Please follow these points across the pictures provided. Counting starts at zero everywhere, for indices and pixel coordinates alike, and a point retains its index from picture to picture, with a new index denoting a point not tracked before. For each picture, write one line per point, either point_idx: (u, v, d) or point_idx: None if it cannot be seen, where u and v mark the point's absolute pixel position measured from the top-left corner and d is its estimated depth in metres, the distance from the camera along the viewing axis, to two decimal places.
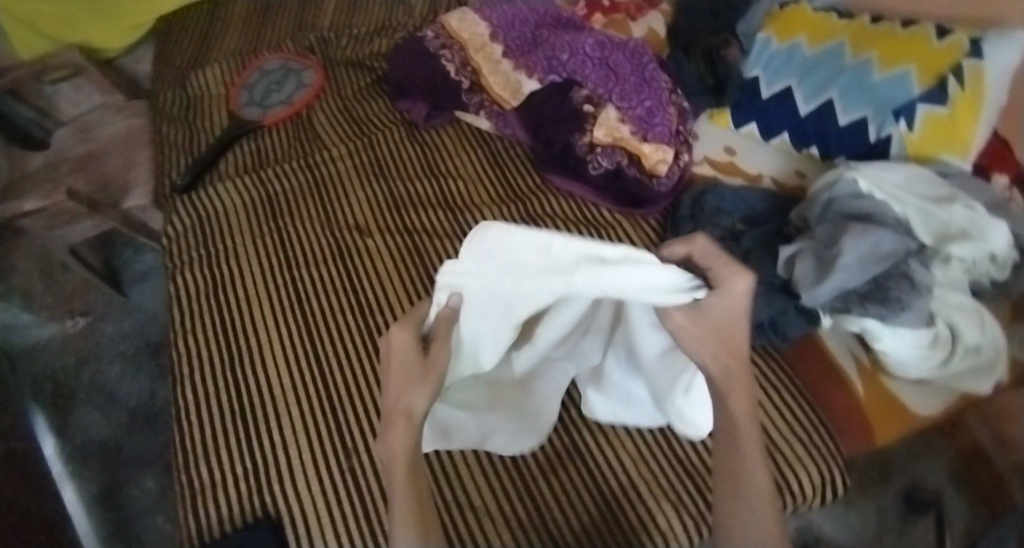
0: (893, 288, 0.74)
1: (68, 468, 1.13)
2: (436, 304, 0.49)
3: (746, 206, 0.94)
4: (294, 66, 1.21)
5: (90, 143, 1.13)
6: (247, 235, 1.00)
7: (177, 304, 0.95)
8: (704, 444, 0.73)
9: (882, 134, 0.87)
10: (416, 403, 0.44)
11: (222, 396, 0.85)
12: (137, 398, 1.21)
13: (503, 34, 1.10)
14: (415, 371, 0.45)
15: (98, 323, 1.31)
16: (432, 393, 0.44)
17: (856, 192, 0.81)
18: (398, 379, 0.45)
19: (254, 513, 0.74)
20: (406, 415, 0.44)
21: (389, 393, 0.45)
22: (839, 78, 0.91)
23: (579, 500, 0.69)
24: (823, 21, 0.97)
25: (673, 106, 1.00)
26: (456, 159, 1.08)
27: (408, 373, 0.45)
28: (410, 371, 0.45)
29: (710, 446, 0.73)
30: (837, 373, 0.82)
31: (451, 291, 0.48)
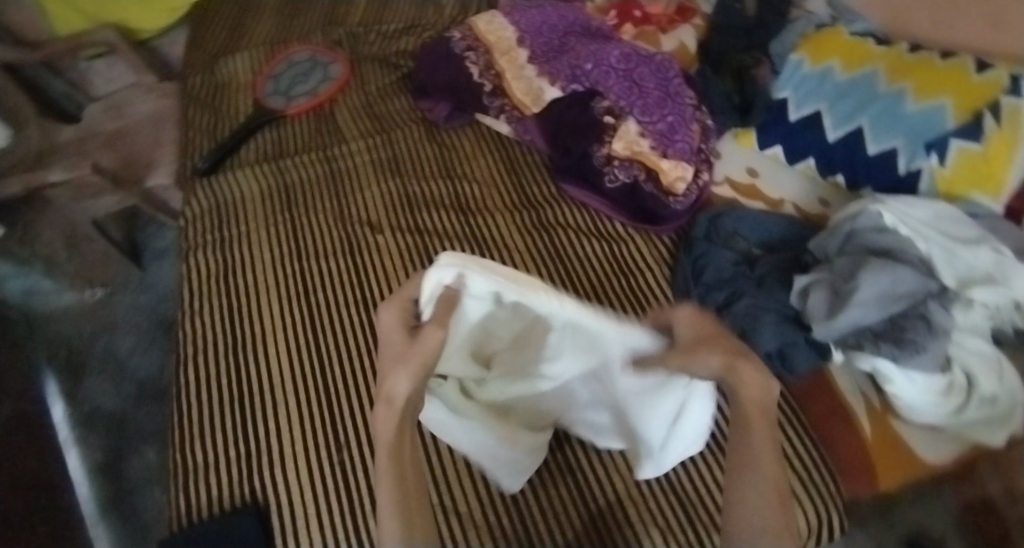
0: (908, 328, 0.71)
1: (74, 434, 1.15)
2: (438, 283, 0.50)
3: (766, 231, 0.91)
4: (322, 59, 1.21)
5: (121, 120, 1.16)
6: (261, 223, 1.01)
7: (187, 285, 0.96)
8: (699, 471, 0.71)
9: (912, 167, 0.84)
10: (397, 388, 0.41)
11: (222, 380, 0.86)
12: (147, 372, 1.23)
13: (530, 39, 1.09)
14: (402, 354, 0.42)
15: (115, 296, 1.33)
16: (415, 377, 0.41)
17: (880, 225, 0.79)
18: (384, 360, 0.43)
19: (243, 498, 0.75)
20: (387, 400, 0.41)
21: (379, 373, 0.43)
22: (870, 107, 0.88)
23: (564, 519, 0.68)
24: (859, 45, 0.95)
25: (697, 123, 0.99)
26: (472, 161, 1.07)
27: (395, 356, 0.42)
28: (398, 351, 0.42)
29: (705, 475, 0.71)
30: (845, 412, 0.79)
31: (456, 274, 0.51)
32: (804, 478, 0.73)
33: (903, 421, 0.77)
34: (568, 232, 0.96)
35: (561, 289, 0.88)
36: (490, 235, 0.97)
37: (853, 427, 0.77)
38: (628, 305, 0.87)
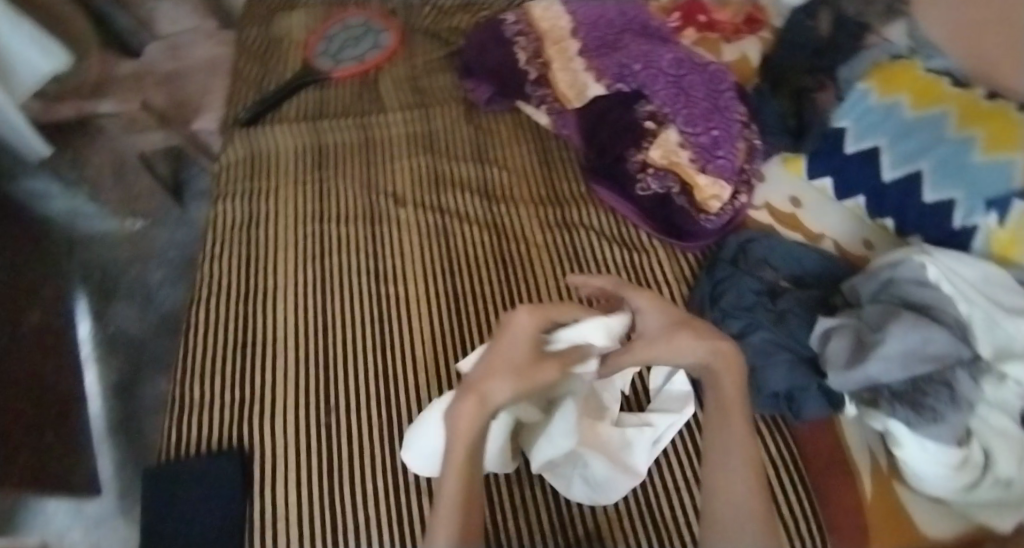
0: (930, 394, 0.67)
1: (96, 352, 1.21)
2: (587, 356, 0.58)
3: (798, 264, 0.87)
4: (375, 26, 1.23)
5: (178, 62, 1.20)
6: (290, 180, 1.03)
7: (211, 229, 0.98)
8: (681, 500, 0.69)
9: (968, 223, 0.77)
10: (493, 391, 0.49)
11: (228, 326, 0.89)
12: (171, 304, 1.28)
13: (584, 31, 1.07)
14: (508, 367, 0.51)
15: (153, 229, 1.39)
16: (514, 388, 0.50)
17: (921, 278, 0.74)
18: (499, 363, 0.51)
19: (228, 443, 0.77)
20: (481, 398, 0.49)
21: (478, 372, 0.51)
22: (933, 151, 0.82)
23: (532, 522, 0.67)
24: (935, 83, 0.87)
25: (743, 141, 0.94)
26: (506, 148, 1.06)
27: (505, 363, 0.51)
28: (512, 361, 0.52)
29: (690, 507, 0.68)
30: (848, 467, 0.74)
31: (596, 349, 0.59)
32: (788, 523, 0.70)
33: (908, 489, 0.72)
34: (590, 234, 0.94)
35: (572, 291, 0.87)
36: (510, 225, 0.96)
37: (852, 486, 0.73)
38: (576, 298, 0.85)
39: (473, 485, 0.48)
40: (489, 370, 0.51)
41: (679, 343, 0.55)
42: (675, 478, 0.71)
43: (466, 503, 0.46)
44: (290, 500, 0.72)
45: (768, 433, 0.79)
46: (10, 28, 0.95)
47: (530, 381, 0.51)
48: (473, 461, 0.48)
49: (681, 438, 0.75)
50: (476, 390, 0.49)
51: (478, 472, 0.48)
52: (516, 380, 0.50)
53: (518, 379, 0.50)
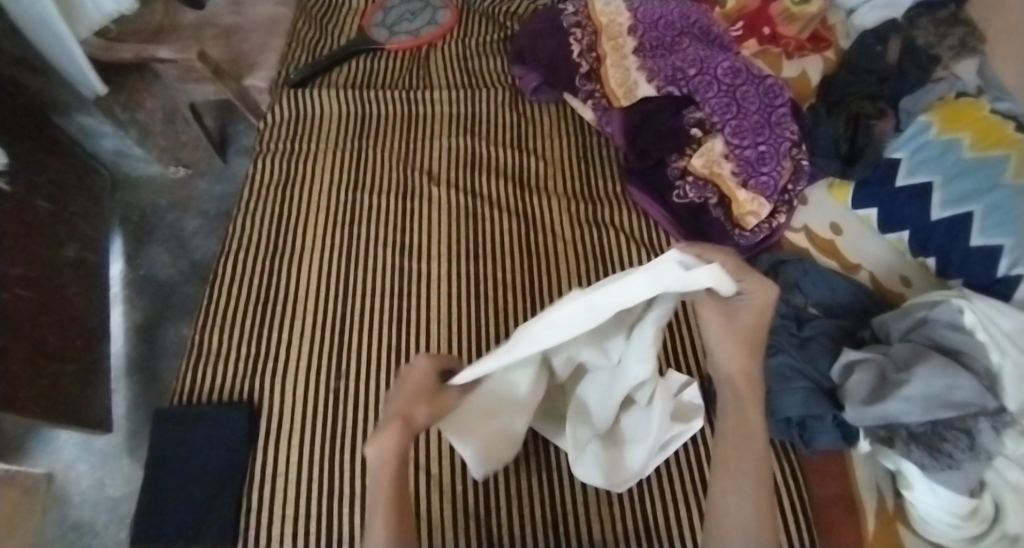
0: (948, 441, 0.65)
1: (125, 291, 1.29)
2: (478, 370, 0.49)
3: (830, 294, 0.84)
4: (434, 3, 1.23)
5: (239, 16, 1.22)
6: (330, 145, 1.04)
7: (249, 183, 1.00)
8: (673, 512, 0.73)
9: (1012, 272, 0.74)
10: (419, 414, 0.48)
11: (254, 280, 0.91)
12: (203, 254, 1.34)
13: (643, 29, 1.02)
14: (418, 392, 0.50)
15: (195, 178, 1.43)
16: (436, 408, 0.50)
17: (957, 324, 0.73)
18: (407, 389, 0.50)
19: (241, 393, 0.81)
20: (405, 420, 0.48)
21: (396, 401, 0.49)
22: (988, 195, 0.79)
23: (526, 510, 0.73)
24: (999, 126, 0.84)
25: (789, 160, 0.90)
26: (547, 140, 1.05)
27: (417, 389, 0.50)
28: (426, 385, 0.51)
29: (685, 520, 0.72)
30: (851, 501, 0.74)
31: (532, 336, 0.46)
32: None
33: (913, 534, 0.70)
34: (618, 234, 0.93)
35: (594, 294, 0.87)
36: (540, 216, 0.96)
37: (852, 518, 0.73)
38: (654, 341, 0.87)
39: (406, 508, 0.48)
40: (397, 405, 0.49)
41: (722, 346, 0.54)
42: (660, 484, 0.74)
43: (399, 503, 0.47)
44: (293, 457, 0.76)
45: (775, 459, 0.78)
46: None
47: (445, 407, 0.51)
48: (402, 472, 0.48)
49: (686, 451, 0.77)
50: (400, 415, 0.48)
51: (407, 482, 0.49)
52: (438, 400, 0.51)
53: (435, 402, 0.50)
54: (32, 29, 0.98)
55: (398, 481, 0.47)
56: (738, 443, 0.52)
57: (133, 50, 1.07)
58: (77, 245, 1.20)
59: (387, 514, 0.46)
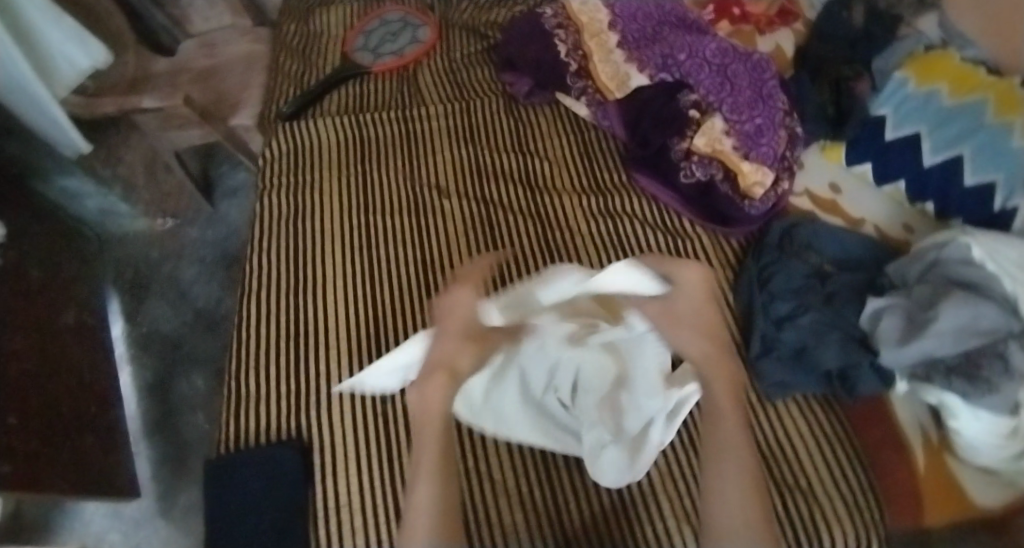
0: (984, 367, 0.68)
1: (129, 351, 1.26)
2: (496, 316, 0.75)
3: (841, 249, 0.88)
4: (413, 21, 1.24)
5: (216, 58, 1.22)
6: (334, 172, 1.03)
7: (258, 221, 0.98)
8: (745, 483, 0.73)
9: (1009, 205, 0.79)
10: (461, 365, 0.60)
11: (282, 317, 0.89)
12: (205, 301, 1.31)
13: (622, 24, 1.07)
14: (462, 338, 0.62)
15: (185, 228, 1.40)
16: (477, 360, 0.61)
17: (966, 258, 0.76)
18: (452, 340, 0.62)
19: (289, 431, 0.79)
20: (449, 372, 0.59)
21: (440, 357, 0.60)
22: (973, 136, 0.84)
23: (596, 500, 0.72)
24: (971, 71, 0.90)
25: (784, 129, 0.95)
26: (547, 140, 1.07)
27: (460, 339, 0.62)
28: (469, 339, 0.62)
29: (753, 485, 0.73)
30: (899, 440, 0.77)
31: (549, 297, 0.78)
32: (848, 499, 0.72)
33: (962, 461, 0.75)
34: (633, 221, 0.96)
35: None
36: (554, 214, 0.98)
37: (905, 457, 0.76)
38: None
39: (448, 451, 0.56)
40: (441, 337, 0.63)
41: (680, 336, 0.63)
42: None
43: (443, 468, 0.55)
44: (354, 486, 0.75)
45: (824, 414, 0.80)
46: (54, 25, 0.97)
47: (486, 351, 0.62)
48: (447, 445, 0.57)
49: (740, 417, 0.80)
50: (444, 368, 0.59)
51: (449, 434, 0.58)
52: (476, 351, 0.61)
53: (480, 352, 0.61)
54: (10, 92, 0.96)
55: (442, 440, 0.56)
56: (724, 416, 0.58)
57: (116, 103, 1.05)
58: (76, 311, 1.15)
59: (435, 478, 0.54)
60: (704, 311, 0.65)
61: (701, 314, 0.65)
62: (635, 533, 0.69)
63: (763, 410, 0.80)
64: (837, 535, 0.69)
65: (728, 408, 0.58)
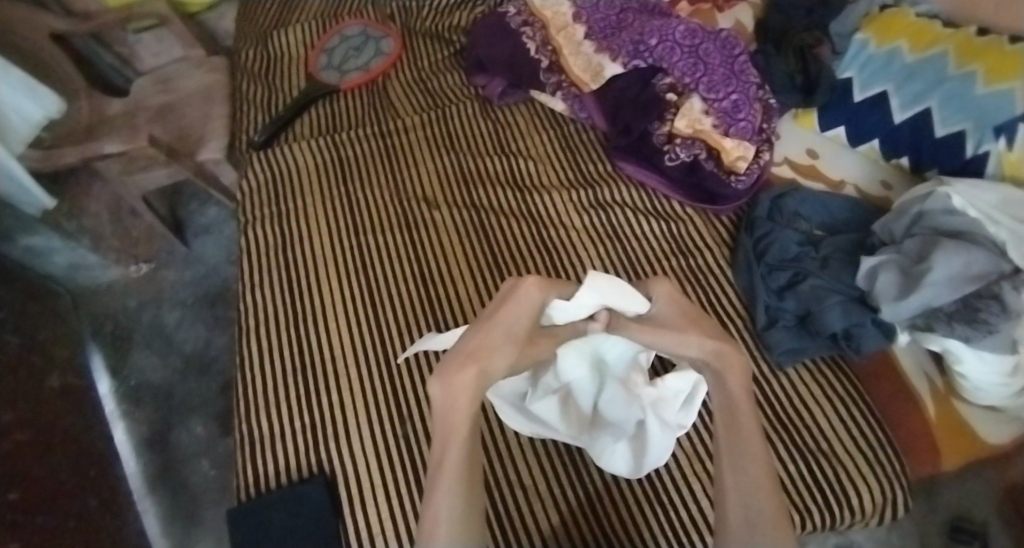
0: (983, 309, 0.70)
1: (121, 407, 1.21)
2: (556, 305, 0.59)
3: (828, 214, 0.91)
4: (373, 33, 1.23)
5: (172, 94, 1.18)
6: (317, 196, 1.02)
7: (246, 255, 0.96)
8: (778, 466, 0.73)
9: (979, 151, 0.82)
10: (495, 362, 0.51)
11: (285, 349, 0.86)
12: (193, 345, 1.27)
13: (586, 14, 1.08)
14: (506, 336, 0.53)
15: (160, 271, 1.36)
16: (509, 359, 0.52)
17: (949, 207, 0.78)
18: (495, 334, 0.53)
19: (309, 468, 0.76)
20: (478, 371, 0.50)
21: (473, 346, 0.52)
22: (939, 89, 0.87)
23: (629, 493, 0.72)
24: (928, 27, 0.93)
25: (759, 102, 0.98)
26: (527, 139, 1.08)
27: (504, 335, 0.53)
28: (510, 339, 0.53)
29: (782, 456, 0.74)
30: (908, 391, 0.80)
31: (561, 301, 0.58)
32: (869, 456, 0.73)
33: (968, 403, 0.78)
34: (624, 209, 0.97)
35: (621, 271, 0.89)
36: (547, 212, 0.97)
37: (916, 407, 0.78)
38: (689, 294, 0.88)
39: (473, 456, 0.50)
40: (482, 329, 0.53)
41: (687, 340, 0.55)
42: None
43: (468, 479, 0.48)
44: (385, 514, 0.72)
45: (832, 374, 0.82)
46: None
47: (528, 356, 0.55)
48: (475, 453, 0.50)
49: (759, 390, 0.80)
50: (474, 362, 0.50)
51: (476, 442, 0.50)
52: (514, 353, 0.53)
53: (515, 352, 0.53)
54: None
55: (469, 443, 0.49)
56: (737, 406, 0.54)
57: (77, 152, 1.01)
58: (60, 374, 1.10)
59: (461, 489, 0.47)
60: (693, 312, 0.58)
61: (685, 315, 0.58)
62: (670, 515, 0.70)
63: (778, 380, 0.81)
64: (864, 493, 0.71)
65: (743, 400, 0.54)
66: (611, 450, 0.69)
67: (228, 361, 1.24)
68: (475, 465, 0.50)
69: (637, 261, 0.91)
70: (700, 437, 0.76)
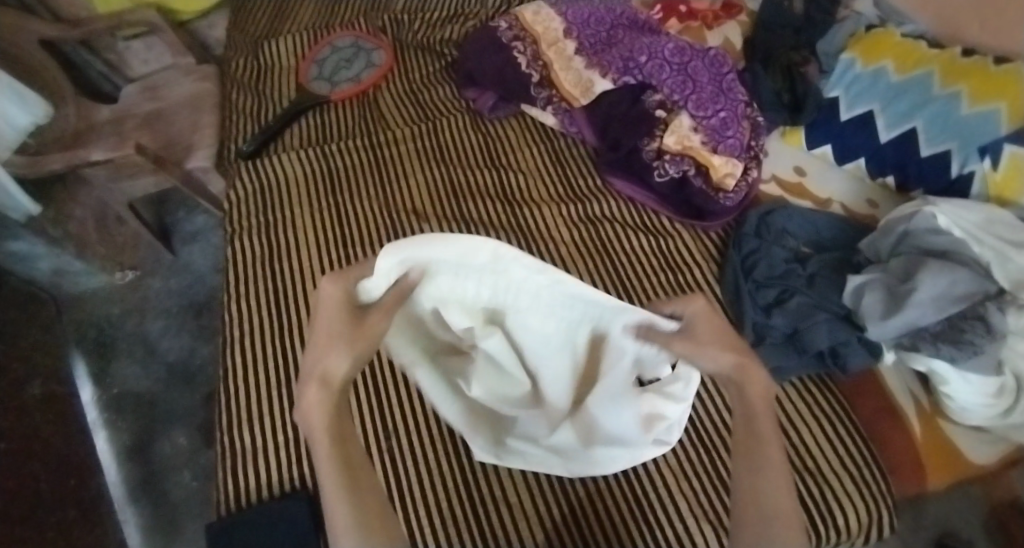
0: (967, 330, 0.70)
1: (102, 416, 1.19)
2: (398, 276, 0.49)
3: (814, 231, 0.91)
4: (365, 45, 1.23)
5: (162, 102, 1.18)
6: (306, 207, 1.01)
7: (232, 266, 0.95)
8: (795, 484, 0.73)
9: (965, 170, 0.83)
10: (335, 367, 0.41)
11: (269, 362, 0.85)
12: (178, 354, 1.25)
13: (577, 30, 1.09)
14: (331, 329, 0.43)
15: (146, 278, 1.34)
16: (354, 355, 0.42)
17: (934, 227, 0.78)
18: (323, 338, 0.43)
19: (292, 483, 0.75)
20: (321, 379, 0.41)
21: (309, 357, 0.43)
22: (924, 109, 0.88)
23: (615, 512, 0.70)
24: (913, 47, 0.94)
25: (747, 120, 0.99)
26: (517, 153, 1.08)
27: (333, 334, 0.43)
28: (340, 331, 0.43)
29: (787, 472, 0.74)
30: (894, 410, 0.80)
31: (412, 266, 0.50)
32: (855, 476, 0.73)
33: (953, 423, 0.78)
34: (613, 224, 0.97)
35: (611, 285, 0.89)
36: (536, 225, 0.97)
37: (901, 426, 0.78)
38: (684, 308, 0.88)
39: (354, 460, 0.42)
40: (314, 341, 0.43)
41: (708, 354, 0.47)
42: (723, 445, 0.76)
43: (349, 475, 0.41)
44: None
45: (819, 392, 0.81)
46: None
47: (366, 339, 0.43)
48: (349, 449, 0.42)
49: None
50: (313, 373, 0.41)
51: (352, 449, 0.42)
52: (349, 346, 0.42)
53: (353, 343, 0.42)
54: None
55: (337, 441, 0.42)
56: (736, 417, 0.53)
57: (63, 159, 1.00)
58: (42, 381, 1.08)
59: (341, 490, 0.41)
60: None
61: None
62: (657, 533, 0.69)
63: None
64: (850, 514, 0.71)
65: None
66: (561, 440, 0.65)
67: (211, 372, 1.22)
68: (358, 468, 0.42)
69: (627, 276, 0.90)
70: (688, 455, 0.75)
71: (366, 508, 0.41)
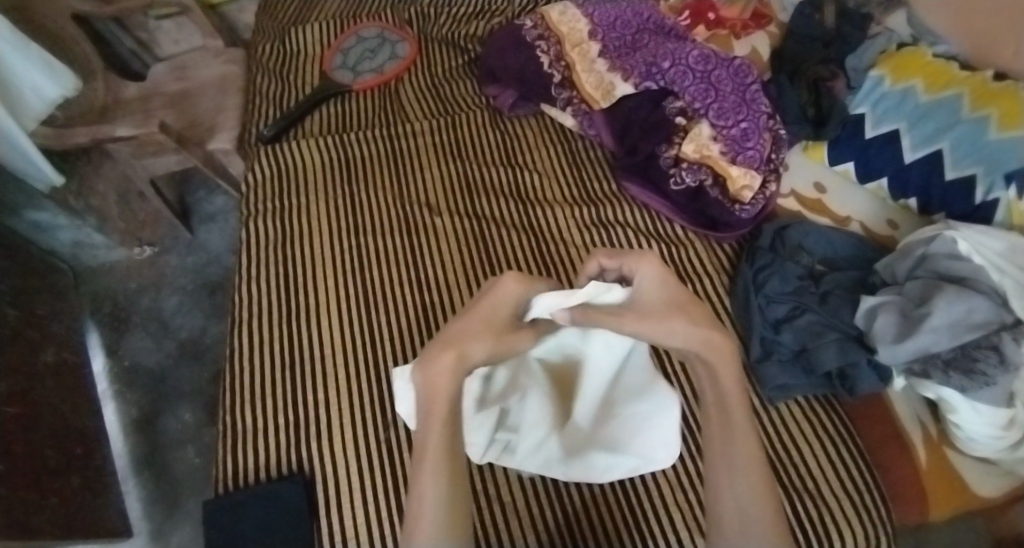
0: (980, 359, 0.68)
1: (112, 387, 1.21)
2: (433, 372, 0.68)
3: (831, 248, 0.89)
4: (390, 36, 1.24)
5: (189, 83, 1.20)
6: (321, 194, 1.02)
7: (246, 248, 0.96)
8: (790, 482, 0.74)
9: (989, 197, 0.81)
10: (472, 350, 0.52)
11: (276, 345, 0.86)
12: (189, 331, 1.27)
13: (602, 33, 1.08)
14: (485, 323, 0.53)
15: (163, 255, 1.37)
16: (491, 352, 0.53)
17: (954, 252, 0.76)
18: (479, 323, 0.53)
19: (289, 466, 0.75)
20: (458, 355, 0.52)
21: (459, 330, 0.53)
22: (951, 131, 0.86)
23: (609, 518, 0.70)
24: (944, 67, 0.92)
25: (768, 132, 0.98)
26: (534, 153, 1.08)
27: (487, 324, 0.53)
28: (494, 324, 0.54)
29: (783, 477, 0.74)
30: (900, 436, 0.78)
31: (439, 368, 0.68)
32: (855, 500, 0.72)
33: (960, 453, 0.76)
34: (626, 229, 0.96)
35: None
36: (548, 226, 0.97)
37: (906, 453, 0.77)
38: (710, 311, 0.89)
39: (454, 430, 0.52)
40: (468, 323, 0.54)
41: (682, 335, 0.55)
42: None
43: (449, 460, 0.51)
44: (362, 519, 0.71)
45: (825, 413, 0.80)
46: (19, 56, 0.97)
47: (506, 346, 0.54)
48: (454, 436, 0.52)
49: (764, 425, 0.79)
50: (453, 347, 0.52)
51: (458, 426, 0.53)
52: (492, 342, 0.53)
53: (497, 342, 0.53)
54: None
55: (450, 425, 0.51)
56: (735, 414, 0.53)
57: (87, 133, 1.02)
58: (55, 349, 1.11)
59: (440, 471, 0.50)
60: (680, 298, 0.54)
61: (673, 304, 0.54)
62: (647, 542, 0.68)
63: (771, 417, 0.80)
64: (846, 536, 0.70)
65: (734, 416, 0.54)
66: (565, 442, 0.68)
67: (220, 350, 1.24)
68: (456, 446, 0.52)
69: None
70: (684, 465, 0.74)
71: (451, 479, 0.50)
